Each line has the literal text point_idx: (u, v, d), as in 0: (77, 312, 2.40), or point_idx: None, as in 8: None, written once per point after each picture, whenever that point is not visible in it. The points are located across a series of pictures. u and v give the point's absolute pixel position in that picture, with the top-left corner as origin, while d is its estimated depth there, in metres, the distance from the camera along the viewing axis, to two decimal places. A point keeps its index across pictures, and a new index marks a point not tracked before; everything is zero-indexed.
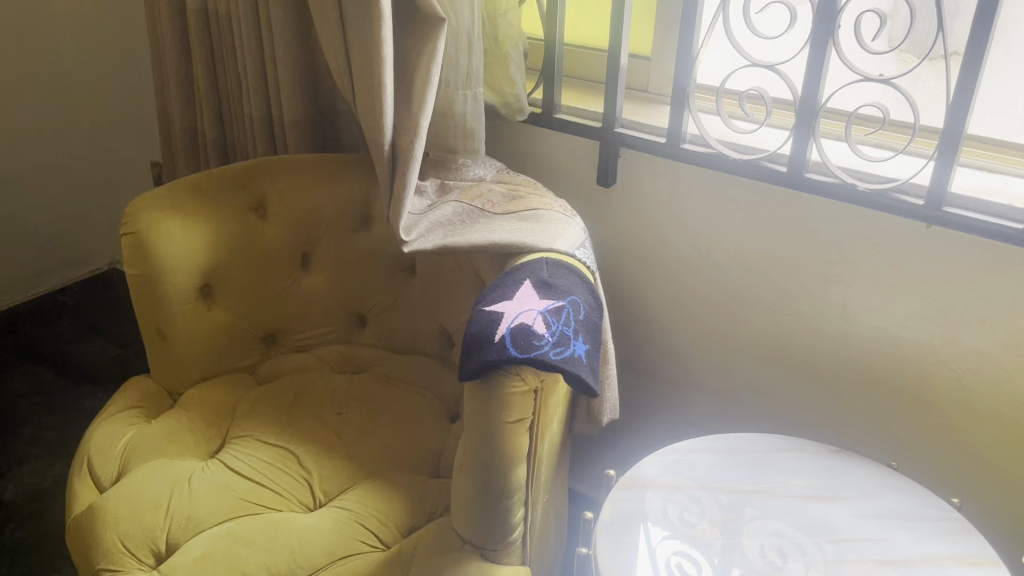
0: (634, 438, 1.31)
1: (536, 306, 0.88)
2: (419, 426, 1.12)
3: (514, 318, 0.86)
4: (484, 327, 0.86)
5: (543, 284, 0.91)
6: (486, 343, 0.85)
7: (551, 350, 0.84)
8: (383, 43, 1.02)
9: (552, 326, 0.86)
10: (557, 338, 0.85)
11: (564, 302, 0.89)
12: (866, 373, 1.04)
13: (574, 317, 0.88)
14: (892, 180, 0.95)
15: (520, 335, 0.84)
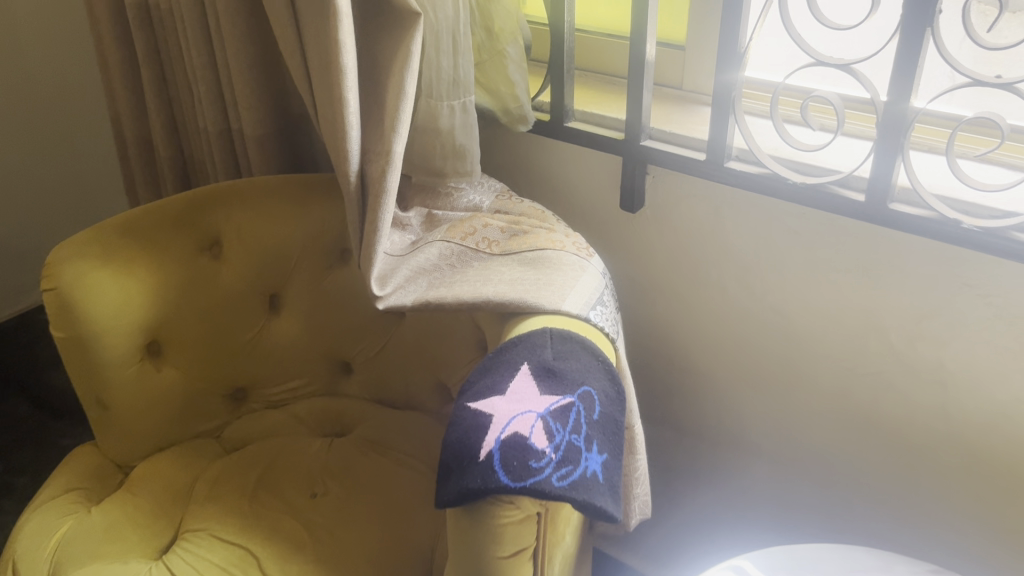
0: (673, 504, 1.10)
1: (535, 406, 0.66)
2: (408, 514, 0.92)
3: (505, 426, 0.65)
4: (466, 438, 0.66)
5: (545, 371, 0.69)
6: (468, 462, 0.64)
7: (554, 474, 0.63)
8: (343, 50, 0.79)
9: (555, 436, 0.65)
10: (563, 455, 0.64)
11: (572, 397, 0.67)
12: (971, 456, 0.81)
13: (585, 417, 0.67)
14: (1011, 216, 0.71)
15: (513, 453, 0.63)
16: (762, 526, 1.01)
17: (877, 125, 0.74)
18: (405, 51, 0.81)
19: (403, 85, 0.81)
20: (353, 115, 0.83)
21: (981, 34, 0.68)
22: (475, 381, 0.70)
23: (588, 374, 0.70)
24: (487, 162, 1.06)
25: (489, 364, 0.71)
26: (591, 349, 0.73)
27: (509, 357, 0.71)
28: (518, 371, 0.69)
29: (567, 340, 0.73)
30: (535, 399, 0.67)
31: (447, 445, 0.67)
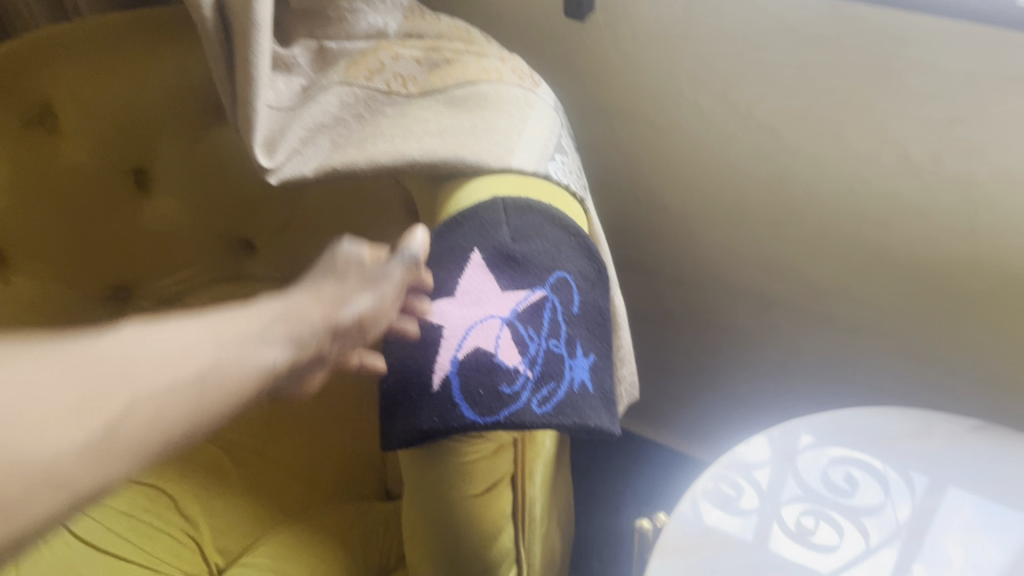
0: (653, 350, 0.99)
1: (497, 309, 0.51)
2: (350, 422, 0.78)
3: (461, 342, 0.50)
4: (413, 363, 0.51)
5: (504, 259, 0.53)
6: (420, 394, 0.50)
7: (535, 398, 0.49)
8: None
9: (528, 346, 0.50)
10: (541, 369, 0.50)
11: (543, 291, 0.52)
12: (1000, 281, 0.69)
13: (562, 314, 0.53)
14: None
15: (478, 376, 0.49)
16: (755, 367, 0.92)
17: None
18: None
19: None
20: None
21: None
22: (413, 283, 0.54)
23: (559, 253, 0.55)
24: None
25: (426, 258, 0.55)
26: (556, 217, 0.57)
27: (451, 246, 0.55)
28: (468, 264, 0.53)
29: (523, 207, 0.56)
30: (496, 300, 0.52)
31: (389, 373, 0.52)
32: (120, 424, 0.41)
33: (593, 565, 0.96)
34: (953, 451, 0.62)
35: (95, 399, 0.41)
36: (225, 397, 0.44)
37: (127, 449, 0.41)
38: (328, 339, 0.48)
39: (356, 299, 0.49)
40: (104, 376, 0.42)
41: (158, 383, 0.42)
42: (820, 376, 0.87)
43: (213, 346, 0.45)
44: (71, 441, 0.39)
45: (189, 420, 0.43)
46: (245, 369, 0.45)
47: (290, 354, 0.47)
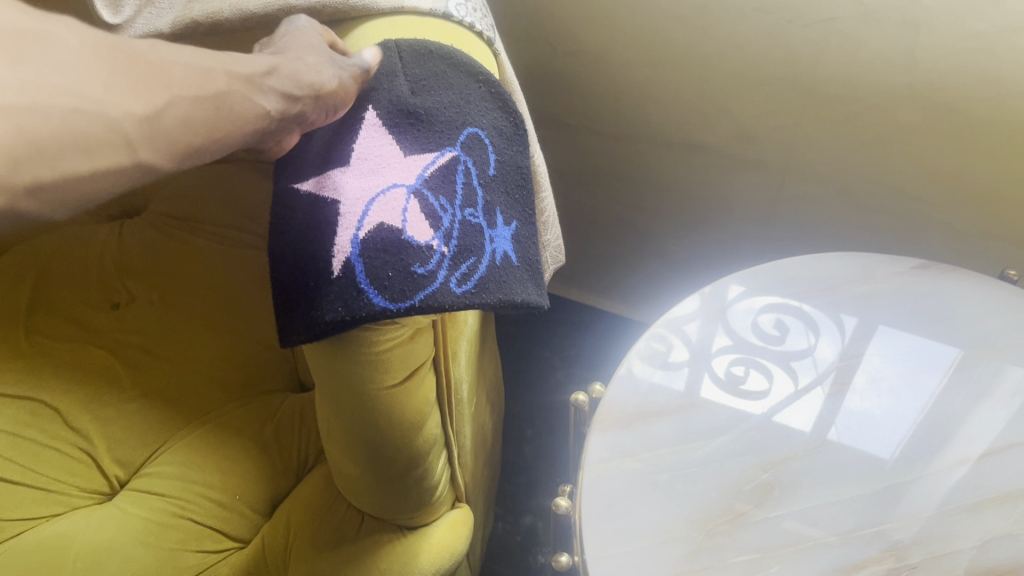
0: (576, 207, 0.94)
1: (401, 176, 0.45)
2: (251, 314, 0.72)
3: (361, 217, 0.43)
4: (308, 248, 0.44)
5: (403, 116, 0.46)
6: (319, 282, 0.43)
7: (454, 277, 0.44)
8: None
9: (442, 217, 0.44)
10: (461, 245, 0.45)
11: (452, 150, 0.46)
12: (935, 107, 0.65)
13: (477, 177, 0.47)
14: None
15: (388, 252, 0.42)
16: (682, 219, 0.88)
17: None
18: None
19: None
20: None
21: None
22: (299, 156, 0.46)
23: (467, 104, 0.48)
24: None
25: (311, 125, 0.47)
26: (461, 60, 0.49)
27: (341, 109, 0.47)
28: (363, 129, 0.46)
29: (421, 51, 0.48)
30: (399, 167, 0.45)
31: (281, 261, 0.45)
32: (165, 112, 0.37)
33: (526, 432, 0.94)
34: (892, 291, 0.59)
35: (147, 77, 0.37)
36: (234, 134, 0.41)
37: (166, 140, 0.37)
38: (304, 100, 0.44)
39: (329, 69, 0.45)
40: (150, 63, 0.38)
41: (209, 84, 0.39)
42: (749, 225, 0.83)
43: (260, 89, 0.42)
44: (122, 113, 0.36)
45: (213, 134, 0.39)
46: (267, 105, 0.42)
47: (281, 108, 0.43)
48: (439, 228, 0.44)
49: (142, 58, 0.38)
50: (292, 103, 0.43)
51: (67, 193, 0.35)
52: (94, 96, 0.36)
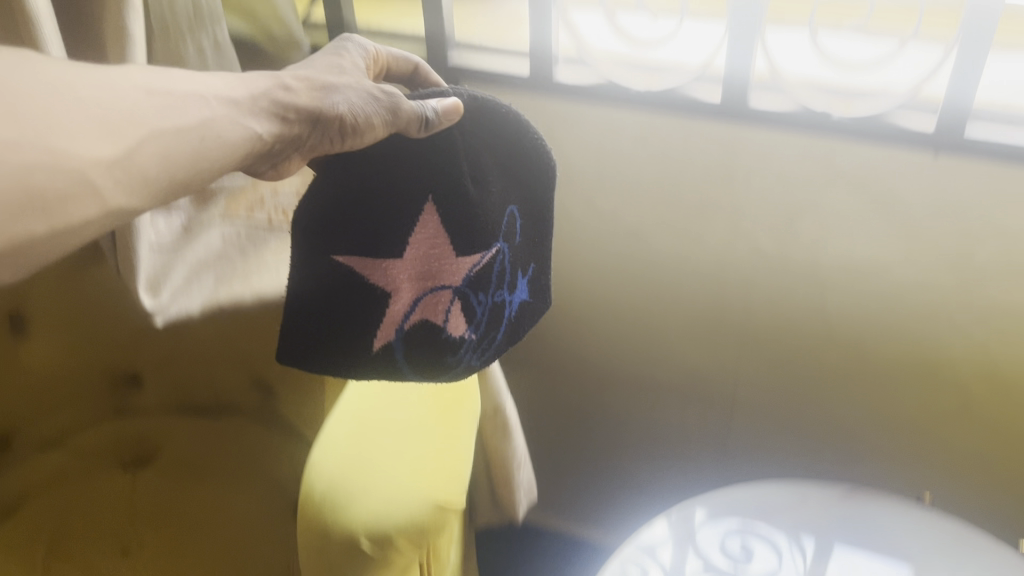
0: (558, 453, 1.03)
1: (451, 279, 0.58)
2: (257, 554, 0.72)
3: (410, 309, 0.57)
4: (354, 318, 0.55)
5: (472, 227, 0.58)
6: (365, 350, 0.56)
7: (474, 355, 0.62)
8: None
9: (477, 311, 0.61)
10: (488, 310, 0.61)
11: (497, 245, 0.60)
12: (850, 350, 0.76)
13: (507, 255, 0.62)
14: (883, 95, 0.64)
15: (429, 349, 0.59)
16: (643, 450, 0.96)
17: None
18: None
19: None
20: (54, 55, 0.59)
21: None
22: (353, 221, 0.53)
23: (505, 158, 0.60)
24: None
25: (365, 194, 0.53)
26: (514, 143, 0.60)
27: (390, 179, 0.54)
28: (420, 219, 0.56)
29: (481, 130, 0.58)
30: (447, 269, 0.58)
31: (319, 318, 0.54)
32: (141, 147, 0.40)
33: None
34: (835, 516, 0.67)
35: (119, 117, 0.40)
36: (218, 157, 0.44)
37: (140, 177, 0.40)
38: (305, 125, 0.49)
39: (343, 103, 0.49)
40: (128, 102, 0.41)
41: (181, 116, 0.43)
42: (705, 454, 0.92)
43: (234, 109, 0.46)
44: (94, 150, 0.38)
45: (192, 164, 0.43)
46: (247, 132, 0.46)
47: (272, 130, 0.48)
48: (473, 319, 0.61)
49: (111, 92, 0.41)
50: (288, 132, 0.48)
51: (55, 236, 0.37)
52: (69, 133, 0.38)
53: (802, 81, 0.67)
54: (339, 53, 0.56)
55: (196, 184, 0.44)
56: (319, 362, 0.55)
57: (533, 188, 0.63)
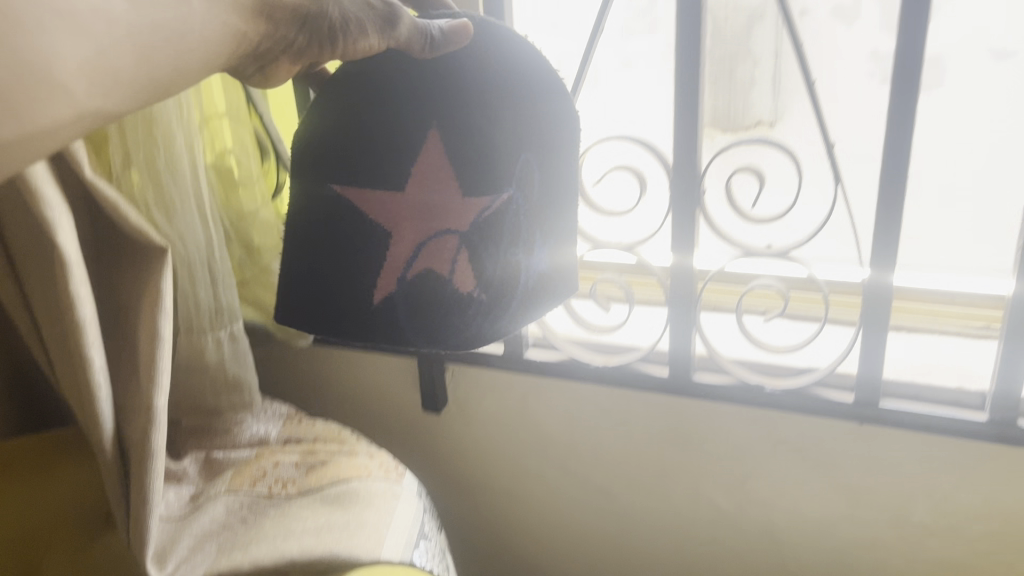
0: None
1: (453, 223, 0.47)
2: None
3: (411, 258, 0.48)
4: (352, 259, 0.48)
5: (482, 156, 0.47)
6: (362, 304, 0.48)
7: (478, 309, 0.49)
8: (81, 302, 0.65)
9: (485, 260, 0.48)
10: (506, 272, 0.49)
11: (509, 189, 0.48)
12: None
13: (525, 208, 0.50)
14: (808, 372, 0.75)
15: (427, 308, 0.49)
16: None
17: (667, 299, 0.76)
18: (154, 286, 0.69)
19: (159, 330, 0.69)
20: (100, 370, 0.68)
21: (749, 209, 0.72)
22: (345, 155, 0.46)
23: (518, 88, 0.49)
24: (276, 377, 1.00)
25: (359, 103, 0.46)
26: (521, 58, 0.50)
27: (384, 87, 0.46)
28: (421, 137, 0.46)
29: (481, 49, 0.48)
30: (449, 210, 0.47)
31: (314, 270, 0.49)
32: (111, 46, 0.35)
33: None
34: None
35: (88, 14, 0.34)
36: (201, 51, 0.40)
37: (112, 75, 0.36)
38: (293, 25, 0.43)
39: (340, 2, 0.45)
40: (99, 2, 0.34)
41: (160, 7, 0.37)
42: None
43: (218, 7, 0.40)
44: (64, 52, 0.34)
45: (162, 47, 0.37)
46: (212, 5, 0.39)
47: (259, 28, 0.42)
48: (491, 275, 0.49)
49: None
50: (280, 19, 0.43)
51: (19, 134, 0.34)
52: (38, 26, 0.32)
53: (732, 352, 0.79)
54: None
55: (155, 92, 0.39)
56: (303, 313, 0.50)
57: (560, 140, 0.52)
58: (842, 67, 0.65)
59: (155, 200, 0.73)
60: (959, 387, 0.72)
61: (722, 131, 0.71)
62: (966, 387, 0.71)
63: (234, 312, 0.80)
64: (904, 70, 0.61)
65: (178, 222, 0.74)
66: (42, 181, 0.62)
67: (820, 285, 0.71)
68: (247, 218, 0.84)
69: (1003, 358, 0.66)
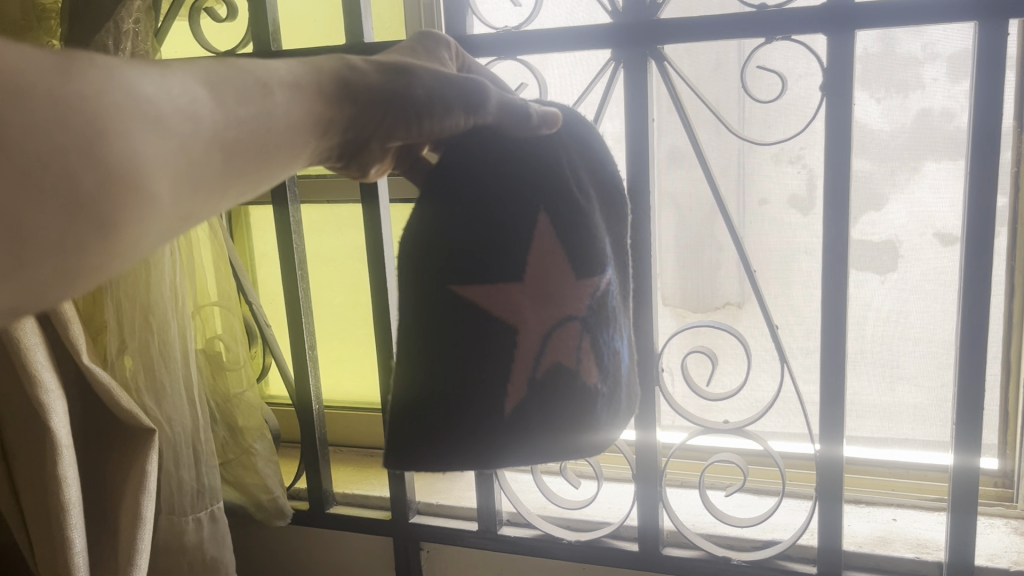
0: None
1: (571, 311, 0.54)
2: None
3: (539, 352, 0.53)
4: (489, 374, 0.51)
5: (588, 248, 0.55)
6: (494, 412, 0.52)
7: (598, 384, 0.56)
8: (67, 483, 0.68)
9: (598, 342, 0.56)
10: (610, 352, 0.57)
11: (607, 272, 0.57)
12: None
13: (614, 295, 0.59)
14: (772, 543, 0.80)
15: (561, 389, 0.54)
16: None
17: (633, 471, 0.80)
18: (140, 467, 0.73)
19: (141, 509, 0.72)
20: (80, 554, 0.70)
21: (705, 386, 0.85)
22: (473, 261, 0.50)
23: (599, 184, 0.59)
24: (251, 559, 1.00)
25: (483, 204, 0.51)
26: (602, 155, 0.60)
27: (511, 184, 0.52)
28: (539, 230, 0.53)
29: (571, 140, 0.57)
30: (569, 299, 0.54)
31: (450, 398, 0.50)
32: (197, 146, 0.34)
33: None
34: None
35: (175, 116, 0.33)
36: (277, 149, 0.40)
37: (198, 178, 0.35)
38: (378, 108, 0.45)
39: (424, 79, 0.47)
40: (187, 101, 0.34)
41: (241, 105, 0.37)
42: None
43: (297, 93, 0.41)
44: (153, 154, 0.32)
45: (243, 144, 0.37)
46: (292, 97, 0.40)
47: (342, 112, 0.44)
48: (602, 359, 0.56)
49: (179, 100, 0.34)
50: (366, 104, 0.45)
51: (105, 257, 0.31)
52: (128, 126, 0.31)
53: (695, 522, 0.86)
54: (430, 54, 0.55)
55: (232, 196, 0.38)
56: (433, 448, 0.51)
57: (628, 239, 0.62)
58: (796, 259, 0.79)
59: (147, 385, 0.78)
60: (916, 557, 0.78)
61: (692, 312, 0.84)
62: (924, 554, 0.78)
63: (216, 492, 0.82)
64: (834, 272, 0.72)
65: (166, 405, 0.78)
66: (42, 366, 0.67)
67: (775, 456, 0.80)
68: (232, 399, 0.87)
69: (955, 528, 0.73)
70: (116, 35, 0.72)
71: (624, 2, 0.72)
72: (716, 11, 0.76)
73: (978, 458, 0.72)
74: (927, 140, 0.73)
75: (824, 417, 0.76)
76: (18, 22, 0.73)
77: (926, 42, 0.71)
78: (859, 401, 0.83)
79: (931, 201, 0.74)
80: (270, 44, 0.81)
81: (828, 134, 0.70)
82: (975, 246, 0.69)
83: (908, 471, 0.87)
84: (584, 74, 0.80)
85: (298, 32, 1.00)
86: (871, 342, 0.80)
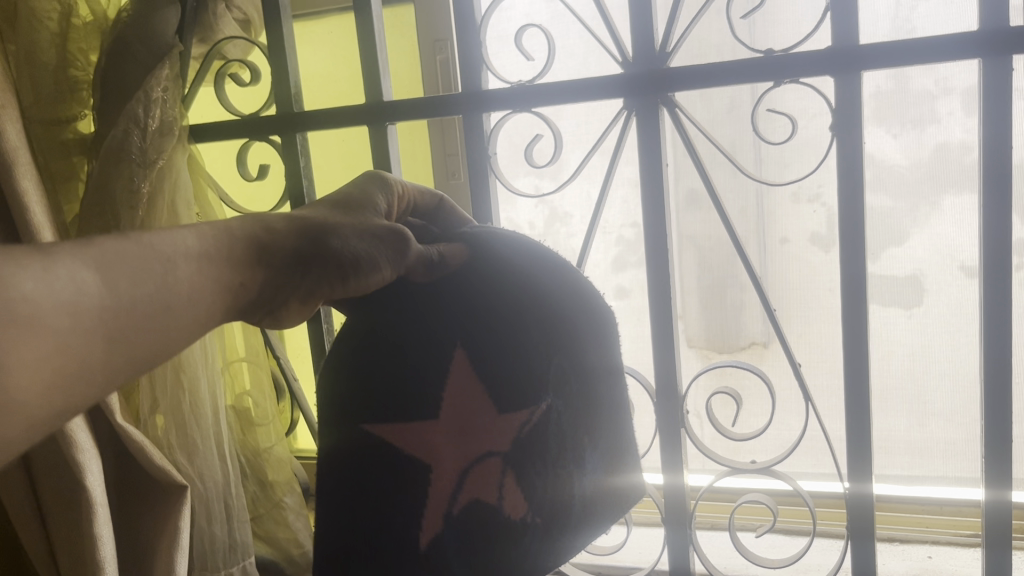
0: None
1: (494, 446, 0.58)
2: None
3: (457, 487, 0.57)
4: (401, 508, 0.55)
5: (508, 383, 0.59)
6: (410, 548, 0.55)
7: (530, 518, 0.60)
8: (103, 543, 0.70)
9: (523, 478, 0.59)
10: (549, 483, 0.61)
11: (547, 400, 0.61)
12: None
13: (565, 412, 0.62)
14: None
15: (477, 529, 0.57)
16: None
17: (663, 514, 0.80)
18: (173, 524, 0.74)
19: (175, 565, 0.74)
20: None
21: (730, 428, 0.85)
22: (386, 399, 0.55)
23: (556, 314, 0.62)
24: None
25: (399, 345, 0.55)
26: (557, 284, 0.62)
27: (426, 324, 0.56)
28: (453, 367, 0.57)
29: (510, 272, 0.60)
30: (493, 436, 0.59)
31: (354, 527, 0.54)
32: (77, 338, 0.41)
33: None
34: None
35: (56, 314, 0.40)
36: (180, 317, 0.45)
37: (81, 368, 0.41)
38: (298, 269, 0.51)
39: (347, 239, 0.52)
40: (73, 294, 0.41)
41: (135, 286, 0.43)
42: None
43: (203, 263, 0.47)
44: (24, 359, 0.39)
45: (137, 322, 0.43)
46: (196, 269, 0.46)
47: (248, 273, 0.49)
48: (528, 492, 0.60)
49: (62, 293, 0.40)
50: (283, 263, 0.51)
51: None
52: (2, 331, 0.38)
53: (727, 565, 0.86)
54: (368, 198, 0.58)
55: (140, 369, 0.44)
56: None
57: (601, 358, 0.65)
58: (817, 297, 0.79)
59: (178, 441, 0.79)
60: None
61: (718, 352, 0.85)
62: None
63: (247, 546, 0.83)
64: (854, 307, 0.73)
65: (197, 461, 0.79)
66: (78, 428, 0.69)
67: (806, 497, 0.79)
68: (262, 454, 0.89)
69: (990, 561, 0.73)
70: (146, 104, 0.75)
71: (633, 53, 0.74)
72: (727, 56, 0.79)
73: (1010, 493, 0.71)
74: (941, 175, 0.74)
75: (851, 455, 0.76)
76: (52, 94, 0.76)
77: (936, 77, 0.72)
78: (887, 437, 0.83)
79: (950, 235, 0.74)
80: (293, 105, 0.84)
81: (840, 171, 0.71)
82: (992, 278, 0.69)
83: (943, 507, 0.86)
84: (599, 122, 0.82)
85: (321, 92, 1.03)
86: (897, 377, 0.80)
